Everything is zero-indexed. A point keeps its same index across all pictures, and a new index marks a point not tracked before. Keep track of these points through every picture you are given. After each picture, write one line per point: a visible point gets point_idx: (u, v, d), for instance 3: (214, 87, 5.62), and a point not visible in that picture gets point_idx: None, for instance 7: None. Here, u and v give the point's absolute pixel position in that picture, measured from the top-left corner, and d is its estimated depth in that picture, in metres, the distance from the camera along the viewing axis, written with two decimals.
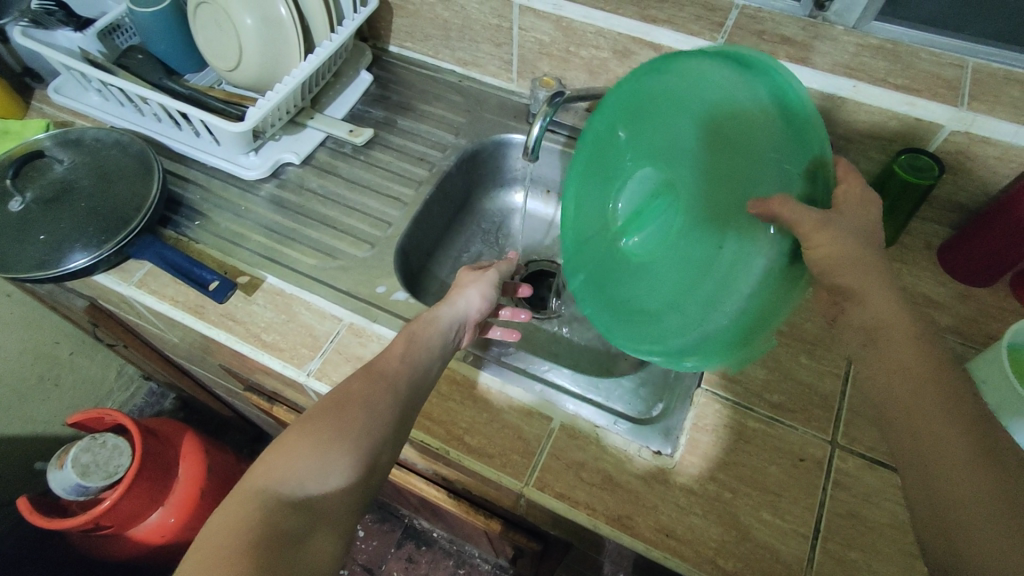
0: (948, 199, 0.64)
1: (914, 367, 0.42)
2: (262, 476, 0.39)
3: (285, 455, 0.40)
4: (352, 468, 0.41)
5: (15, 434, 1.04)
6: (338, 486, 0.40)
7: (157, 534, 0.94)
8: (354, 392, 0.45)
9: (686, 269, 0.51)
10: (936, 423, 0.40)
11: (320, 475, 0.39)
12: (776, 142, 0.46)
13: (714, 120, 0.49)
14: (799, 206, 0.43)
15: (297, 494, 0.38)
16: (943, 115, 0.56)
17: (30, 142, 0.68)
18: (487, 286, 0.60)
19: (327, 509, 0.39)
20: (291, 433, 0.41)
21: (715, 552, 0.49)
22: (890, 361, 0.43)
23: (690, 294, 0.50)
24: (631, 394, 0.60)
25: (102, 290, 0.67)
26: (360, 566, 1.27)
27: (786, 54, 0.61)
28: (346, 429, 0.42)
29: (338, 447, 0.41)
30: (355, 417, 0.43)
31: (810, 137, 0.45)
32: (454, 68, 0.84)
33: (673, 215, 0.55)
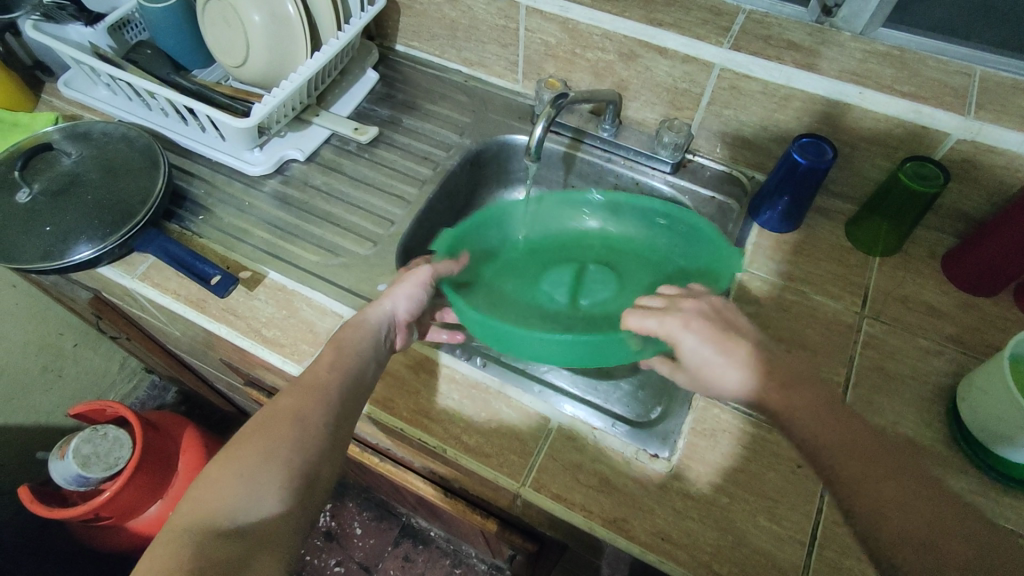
0: (953, 208, 0.63)
1: (833, 426, 0.47)
2: (187, 512, 0.40)
3: (213, 484, 0.41)
4: (288, 489, 0.42)
5: (17, 424, 1.05)
6: (272, 511, 0.41)
7: (156, 526, 0.95)
8: (282, 410, 0.45)
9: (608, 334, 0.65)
10: (873, 477, 0.45)
11: (254, 501, 0.41)
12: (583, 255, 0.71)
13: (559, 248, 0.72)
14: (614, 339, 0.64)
15: (230, 523, 0.40)
16: (949, 123, 0.56)
17: (39, 135, 0.69)
18: (414, 286, 0.56)
19: (263, 535, 0.40)
20: (216, 464, 0.42)
21: (710, 557, 0.48)
22: (805, 421, 0.48)
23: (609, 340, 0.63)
24: (628, 397, 0.61)
25: (106, 282, 0.67)
26: (356, 564, 1.27)
27: (792, 60, 0.61)
28: (274, 450, 0.43)
29: (270, 470, 0.42)
30: (286, 435, 0.44)
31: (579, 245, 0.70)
32: (461, 69, 0.84)
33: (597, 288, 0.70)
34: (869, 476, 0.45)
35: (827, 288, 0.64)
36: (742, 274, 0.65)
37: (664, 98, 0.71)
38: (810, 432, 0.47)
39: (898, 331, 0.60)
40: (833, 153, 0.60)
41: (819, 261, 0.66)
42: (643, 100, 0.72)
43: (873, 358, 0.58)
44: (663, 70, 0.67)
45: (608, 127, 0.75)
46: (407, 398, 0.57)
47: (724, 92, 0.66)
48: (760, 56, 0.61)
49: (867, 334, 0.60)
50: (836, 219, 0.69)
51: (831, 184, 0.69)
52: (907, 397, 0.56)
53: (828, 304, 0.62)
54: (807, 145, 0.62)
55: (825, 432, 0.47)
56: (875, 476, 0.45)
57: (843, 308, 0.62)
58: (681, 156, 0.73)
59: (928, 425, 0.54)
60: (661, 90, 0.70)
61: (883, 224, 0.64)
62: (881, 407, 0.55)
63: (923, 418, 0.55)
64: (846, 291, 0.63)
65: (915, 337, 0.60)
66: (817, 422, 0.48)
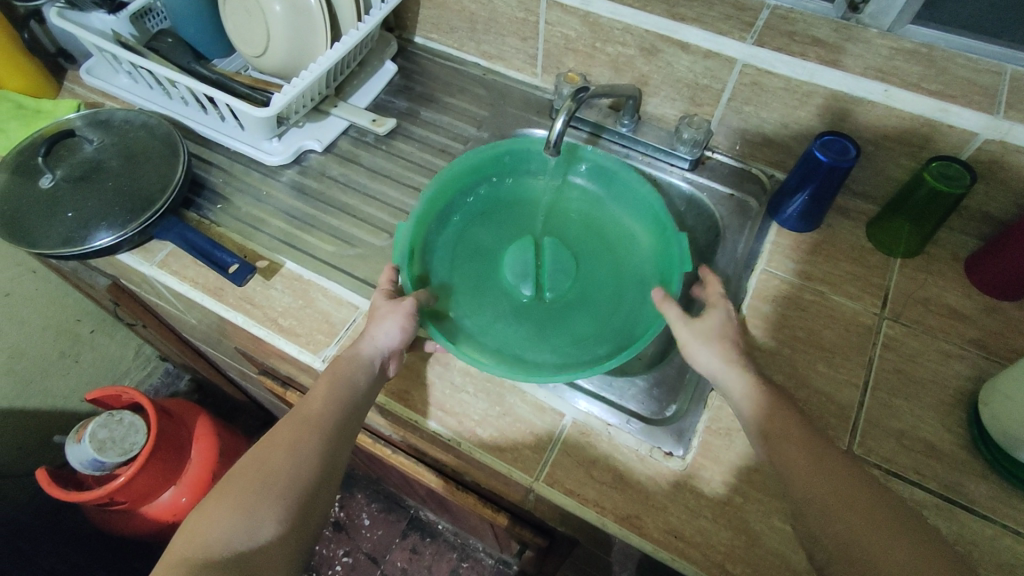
0: (978, 210, 0.62)
1: (817, 465, 0.45)
2: (185, 544, 0.41)
3: (210, 515, 0.42)
4: (285, 516, 0.43)
5: (35, 408, 1.06)
6: (268, 540, 0.42)
7: (170, 513, 0.96)
8: (275, 444, 0.47)
9: (566, 315, 0.64)
10: (832, 489, 0.43)
11: (249, 530, 0.42)
12: (579, 231, 0.71)
13: (557, 218, 0.72)
14: (571, 327, 0.63)
15: (226, 554, 0.40)
16: (977, 123, 0.55)
17: (62, 122, 0.70)
18: (404, 318, 0.53)
19: (259, 564, 0.41)
20: (214, 497, 0.43)
21: (723, 556, 0.48)
22: (788, 462, 0.46)
23: (564, 325, 0.63)
24: (643, 394, 0.59)
25: (125, 269, 0.68)
26: (364, 554, 1.27)
27: (817, 57, 0.60)
28: (268, 483, 0.44)
29: (266, 501, 0.43)
30: (279, 466, 0.45)
31: (577, 230, 0.71)
32: (479, 62, 0.83)
33: (568, 276, 0.67)
34: (820, 476, 0.44)
35: (847, 288, 0.63)
36: (761, 273, 0.64)
37: (684, 94, 0.70)
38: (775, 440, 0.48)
39: (919, 333, 0.59)
40: (856, 151, 0.59)
41: (840, 261, 0.65)
42: (663, 95, 0.72)
43: (893, 360, 0.58)
44: (684, 65, 0.66)
45: (626, 122, 0.74)
46: (422, 390, 0.57)
47: (745, 88, 0.65)
48: (784, 53, 0.60)
49: (887, 336, 0.59)
50: (858, 219, 0.68)
51: (853, 184, 0.68)
52: (926, 401, 0.55)
53: (847, 304, 0.62)
54: (829, 143, 0.61)
55: (805, 472, 0.45)
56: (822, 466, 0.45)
57: (862, 309, 0.61)
58: (700, 153, 0.72)
59: (947, 429, 0.53)
60: (681, 86, 0.69)
61: (906, 225, 0.63)
62: (901, 410, 0.55)
63: (943, 421, 0.54)
64: (866, 292, 0.62)
65: (936, 340, 0.59)
66: (802, 460, 0.46)
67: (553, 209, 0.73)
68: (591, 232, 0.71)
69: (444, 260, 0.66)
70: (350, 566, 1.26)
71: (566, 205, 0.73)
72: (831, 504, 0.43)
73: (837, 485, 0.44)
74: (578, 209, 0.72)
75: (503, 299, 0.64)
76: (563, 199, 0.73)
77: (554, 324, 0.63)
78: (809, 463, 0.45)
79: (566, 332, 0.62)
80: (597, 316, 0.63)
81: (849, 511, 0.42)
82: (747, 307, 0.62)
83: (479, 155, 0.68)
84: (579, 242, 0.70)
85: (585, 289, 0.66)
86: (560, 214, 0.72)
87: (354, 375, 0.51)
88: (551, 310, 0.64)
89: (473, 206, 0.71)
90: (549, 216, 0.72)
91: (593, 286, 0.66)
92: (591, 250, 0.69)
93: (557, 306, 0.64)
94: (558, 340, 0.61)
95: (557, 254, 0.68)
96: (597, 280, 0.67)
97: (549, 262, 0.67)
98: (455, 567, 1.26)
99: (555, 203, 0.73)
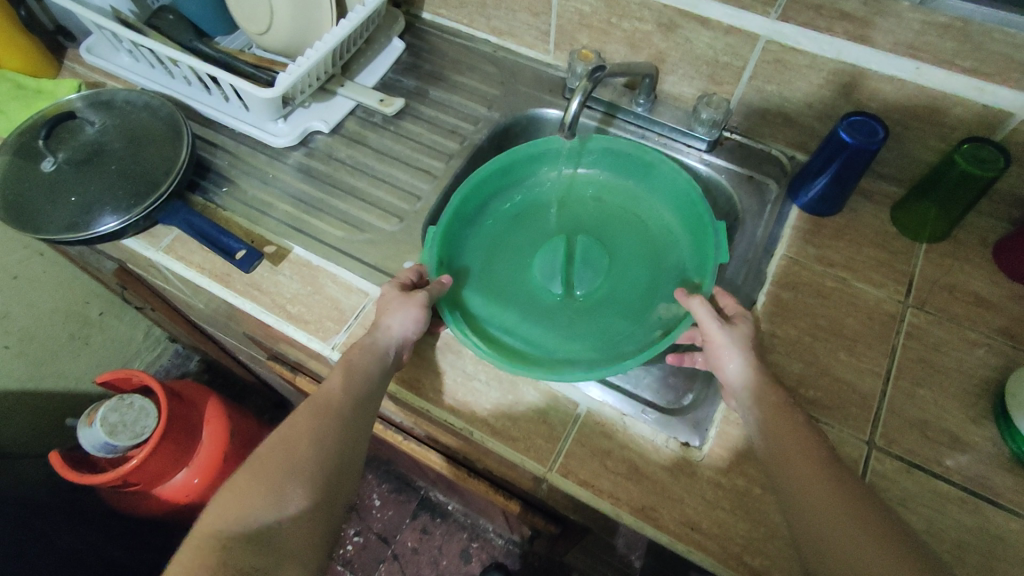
0: (1010, 192, 0.60)
1: (826, 487, 0.42)
2: (214, 519, 0.41)
3: (242, 493, 0.42)
4: (309, 495, 0.43)
5: (47, 390, 1.07)
6: (292, 517, 0.42)
7: (182, 494, 0.97)
8: (297, 428, 0.46)
9: (601, 309, 0.62)
10: (829, 499, 0.41)
11: (275, 508, 0.42)
12: (605, 220, 0.69)
13: (582, 209, 0.70)
14: (605, 323, 0.61)
15: (253, 529, 0.41)
16: (1015, 102, 0.52)
17: (63, 102, 0.68)
18: (418, 309, 0.53)
19: (285, 541, 0.41)
20: (242, 474, 0.43)
21: (741, 548, 0.47)
22: (797, 488, 0.43)
23: (599, 321, 0.61)
24: (658, 382, 0.57)
25: (132, 254, 0.67)
26: (375, 534, 1.29)
27: (845, 31, 0.56)
28: (295, 462, 0.44)
29: (291, 479, 0.43)
30: (302, 451, 0.45)
31: (603, 221, 0.69)
32: (489, 38, 0.81)
33: (599, 268, 0.65)
34: (818, 484, 0.42)
35: (870, 275, 0.61)
36: (781, 259, 0.62)
37: (703, 72, 0.67)
38: (783, 449, 0.45)
39: (944, 321, 0.58)
40: (885, 133, 0.56)
41: (863, 246, 0.63)
42: (680, 74, 0.69)
43: (917, 349, 0.56)
44: (704, 41, 0.64)
45: (642, 102, 0.72)
46: (434, 378, 0.56)
47: (768, 66, 0.62)
48: (810, 28, 0.57)
49: (911, 324, 0.58)
50: (882, 202, 0.66)
51: (877, 165, 0.66)
52: (950, 391, 0.54)
53: (870, 292, 0.60)
54: (857, 124, 0.58)
55: (811, 493, 0.42)
56: (816, 473, 0.43)
57: (885, 297, 0.59)
58: (718, 134, 0.70)
59: (972, 419, 0.52)
60: (700, 63, 0.66)
61: (932, 209, 0.60)
62: (924, 400, 0.53)
63: (968, 412, 0.52)
64: (889, 279, 0.61)
65: (961, 328, 0.57)
66: (807, 482, 0.43)
67: (590, 206, 0.70)
68: (617, 220, 0.69)
69: (474, 262, 0.66)
70: (361, 545, 1.27)
71: (590, 194, 0.71)
72: (829, 529, 0.40)
73: (844, 508, 0.40)
74: (617, 204, 0.70)
75: (532, 299, 0.63)
76: (600, 195, 0.71)
77: (590, 320, 0.61)
78: (813, 485, 0.42)
79: (603, 327, 0.60)
80: (632, 307, 0.62)
81: (850, 530, 0.39)
82: (766, 293, 0.60)
83: (507, 156, 0.67)
84: (609, 232, 0.68)
85: (617, 279, 0.64)
86: (585, 204, 0.71)
87: (368, 359, 0.51)
88: (585, 304, 0.62)
89: (499, 207, 0.70)
90: (586, 213, 0.70)
91: (625, 275, 0.65)
92: (627, 245, 0.67)
93: (591, 300, 0.63)
94: (594, 338, 0.59)
95: (586, 246, 0.66)
96: (631, 276, 0.64)
97: (578, 256, 0.66)
98: (465, 546, 1.27)
99: (578, 194, 0.71)
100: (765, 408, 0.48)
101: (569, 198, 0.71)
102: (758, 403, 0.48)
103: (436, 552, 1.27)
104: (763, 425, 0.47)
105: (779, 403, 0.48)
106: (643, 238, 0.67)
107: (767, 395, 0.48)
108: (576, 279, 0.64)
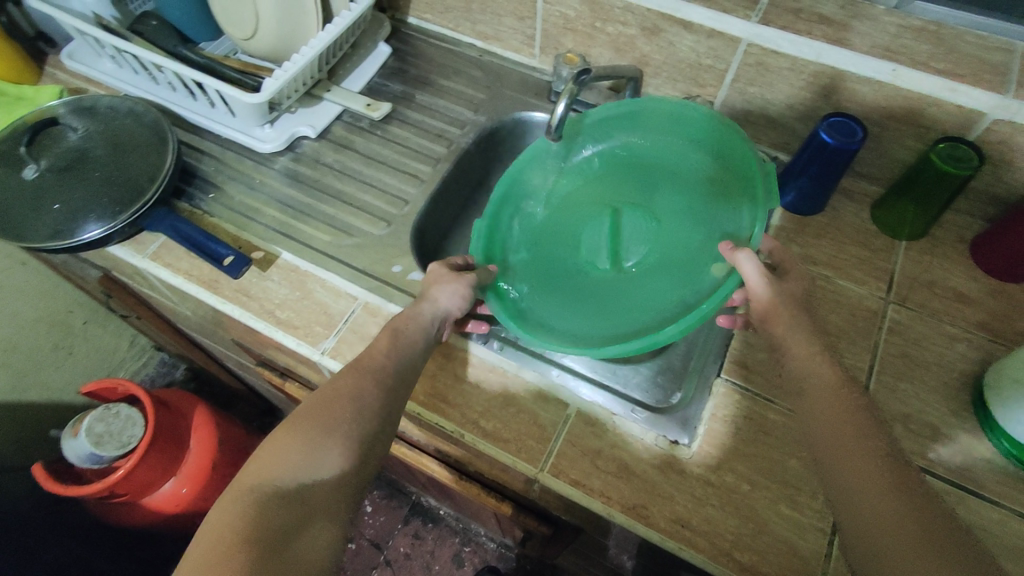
0: (985, 190, 0.62)
1: (879, 478, 0.39)
2: (251, 473, 0.41)
3: (277, 451, 0.42)
4: (343, 458, 0.43)
5: (29, 402, 1.05)
6: (326, 478, 0.41)
7: (171, 504, 0.95)
8: (338, 390, 0.46)
9: (650, 279, 0.58)
10: (881, 495, 0.38)
11: (311, 469, 0.41)
12: (655, 184, 0.64)
13: (630, 173, 0.65)
14: (651, 293, 0.57)
15: (290, 486, 0.40)
16: (987, 102, 0.54)
17: (44, 109, 0.67)
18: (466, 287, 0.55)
19: (318, 500, 0.41)
20: (280, 431, 0.43)
21: (731, 544, 0.48)
22: (850, 479, 0.40)
23: (648, 290, 0.57)
24: (648, 382, 0.58)
25: (116, 261, 0.66)
26: (367, 540, 1.28)
27: (824, 34, 0.57)
28: (333, 424, 0.44)
29: (326, 441, 0.43)
30: (340, 412, 0.44)
31: (653, 185, 0.64)
32: (475, 43, 0.81)
33: (649, 236, 0.61)
34: (868, 475, 0.39)
35: (852, 273, 0.62)
36: None
37: (686, 75, 0.68)
38: (838, 440, 0.42)
39: (924, 317, 0.59)
40: (863, 133, 0.57)
41: (845, 244, 0.64)
42: (665, 77, 0.70)
43: (899, 345, 0.57)
44: (687, 45, 0.65)
45: None
46: (424, 382, 0.57)
47: (750, 68, 0.63)
48: (790, 30, 0.58)
49: (893, 320, 0.59)
50: (862, 202, 0.67)
51: (857, 165, 0.67)
52: (931, 385, 0.55)
53: (852, 289, 0.61)
54: (836, 125, 0.59)
55: (861, 483, 0.39)
56: (869, 466, 0.39)
57: (868, 294, 0.61)
58: None
59: (952, 413, 0.53)
60: (683, 66, 0.67)
61: (911, 208, 0.62)
62: (906, 394, 0.54)
63: (949, 406, 0.54)
64: (871, 277, 0.62)
65: (941, 323, 0.58)
66: (876, 501, 0.38)
67: (628, 174, 0.65)
68: (668, 182, 0.63)
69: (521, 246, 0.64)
70: (353, 552, 1.27)
71: (638, 157, 0.65)
72: (879, 521, 0.37)
73: (897, 500, 0.38)
74: (668, 161, 0.64)
75: (581, 277, 0.61)
76: (647, 156, 0.65)
77: (639, 290, 0.57)
78: (878, 503, 0.38)
79: (652, 294, 0.56)
80: (683, 270, 0.57)
81: (899, 523, 0.36)
82: None
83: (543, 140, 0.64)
84: (661, 196, 0.63)
85: (667, 244, 0.59)
86: (633, 170, 0.65)
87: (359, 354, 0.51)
88: (635, 275, 0.59)
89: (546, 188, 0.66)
90: (634, 177, 0.65)
91: (677, 240, 0.59)
92: (678, 207, 0.61)
93: (640, 270, 0.59)
94: (642, 307, 0.56)
95: (633, 215, 0.62)
96: (683, 239, 0.59)
97: (626, 227, 0.62)
98: (457, 551, 1.27)
99: (625, 158, 0.66)
100: (825, 395, 0.44)
101: (614, 163, 0.66)
102: (823, 415, 0.43)
103: (428, 557, 1.26)
104: (820, 412, 0.44)
105: (844, 393, 0.44)
106: (695, 196, 0.61)
107: (834, 406, 0.44)
108: (624, 251, 0.61)
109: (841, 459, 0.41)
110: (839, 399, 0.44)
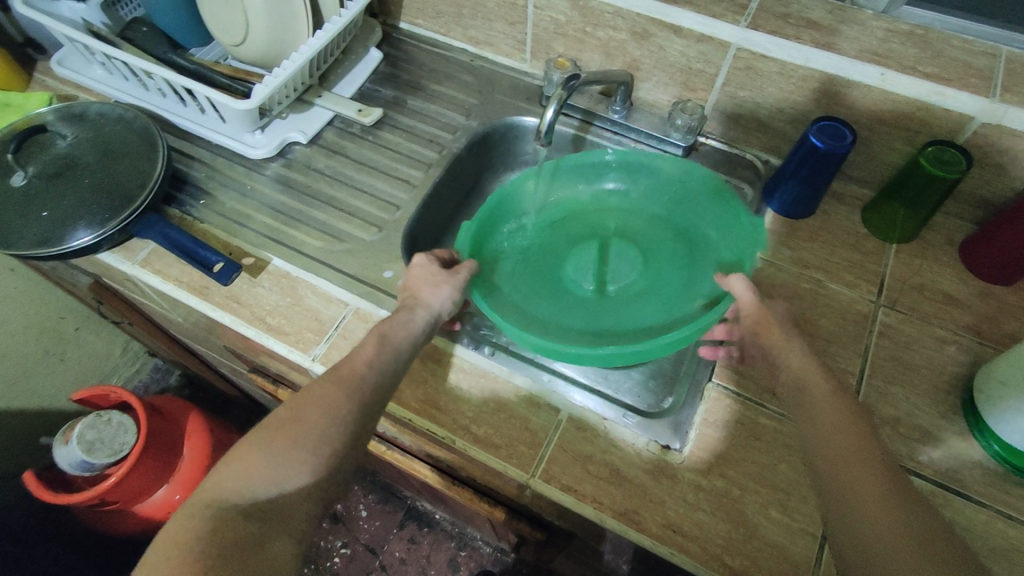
0: (973, 193, 0.62)
1: (871, 481, 0.39)
2: (214, 484, 0.41)
3: (238, 465, 0.41)
4: (310, 470, 0.42)
5: (20, 409, 1.04)
6: (289, 492, 0.41)
7: (162, 511, 0.95)
8: (314, 398, 0.44)
9: (631, 306, 0.61)
10: (875, 499, 0.38)
11: (273, 483, 0.41)
12: (642, 224, 0.68)
13: (621, 211, 0.69)
14: (632, 317, 0.60)
15: (248, 501, 0.40)
16: (973, 107, 0.54)
17: (32, 115, 0.67)
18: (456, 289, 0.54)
19: (278, 514, 0.41)
20: (245, 440, 0.42)
21: (722, 549, 0.48)
22: (844, 481, 0.40)
23: (628, 315, 0.60)
24: (640, 387, 0.59)
25: (106, 268, 0.66)
26: (362, 545, 1.28)
27: (812, 39, 0.58)
28: (301, 437, 0.42)
29: (291, 453, 0.42)
30: (308, 423, 0.43)
31: (641, 223, 0.68)
32: (466, 48, 0.81)
33: (633, 269, 0.64)
34: (859, 479, 0.39)
35: (843, 276, 0.62)
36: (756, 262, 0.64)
37: (677, 79, 0.69)
38: (832, 442, 0.42)
39: (914, 320, 0.59)
40: (852, 137, 0.58)
41: (835, 247, 0.64)
42: (655, 80, 0.70)
43: (889, 348, 0.57)
44: (677, 49, 0.65)
45: (618, 109, 0.73)
46: (416, 388, 0.56)
47: (740, 73, 0.64)
48: (777, 35, 0.58)
49: (883, 323, 0.59)
50: (853, 205, 0.68)
51: (848, 168, 0.67)
52: (921, 388, 0.55)
53: (843, 292, 0.61)
54: (825, 128, 0.59)
55: (854, 485, 0.39)
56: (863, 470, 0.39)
57: (858, 297, 0.61)
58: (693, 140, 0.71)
59: (942, 415, 0.53)
60: (674, 70, 0.68)
61: (903, 210, 0.62)
62: (897, 397, 0.54)
63: (939, 408, 0.54)
64: (861, 280, 0.62)
65: (930, 326, 0.59)
66: (875, 513, 0.37)
67: (620, 210, 0.69)
68: (655, 225, 0.68)
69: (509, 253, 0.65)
70: (348, 557, 1.26)
71: (632, 198, 0.70)
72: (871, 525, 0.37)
73: (888, 505, 0.38)
74: (657, 207, 0.69)
75: (564, 292, 0.63)
76: (641, 200, 0.69)
77: (619, 314, 0.60)
78: (874, 508, 0.37)
79: (631, 320, 0.60)
80: (663, 304, 0.61)
81: (890, 526, 0.37)
82: None
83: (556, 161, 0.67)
84: (647, 235, 0.67)
85: (649, 278, 0.63)
86: (624, 207, 0.69)
87: None
88: (615, 300, 0.62)
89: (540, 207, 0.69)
90: (625, 215, 0.69)
91: (658, 275, 0.63)
92: (662, 248, 0.66)
93: (621, 296, 0.62)
94: (622, 329, 0.58)
95: (620, 250, 0.66)
96: (664, 276, 0.63)
97: (612, 258, 0.65)
98: (453, 555, 1.27)
99: (620, 197, 0.70)
100: (819, 399, 0.44)
101: (608, 201, 0.70)
102: (826, 426, 0.43)
103: (424, 562, 1.26)
104: (815, 416, 0.44)
105: (837, 397, 0.44)
106: (680, 241, 0.66)
107: (837, 417, 0.43)
108: (607, 279, 0.64)
109: (835, 463, 0.41)
110: (833, 403, 0.44)
